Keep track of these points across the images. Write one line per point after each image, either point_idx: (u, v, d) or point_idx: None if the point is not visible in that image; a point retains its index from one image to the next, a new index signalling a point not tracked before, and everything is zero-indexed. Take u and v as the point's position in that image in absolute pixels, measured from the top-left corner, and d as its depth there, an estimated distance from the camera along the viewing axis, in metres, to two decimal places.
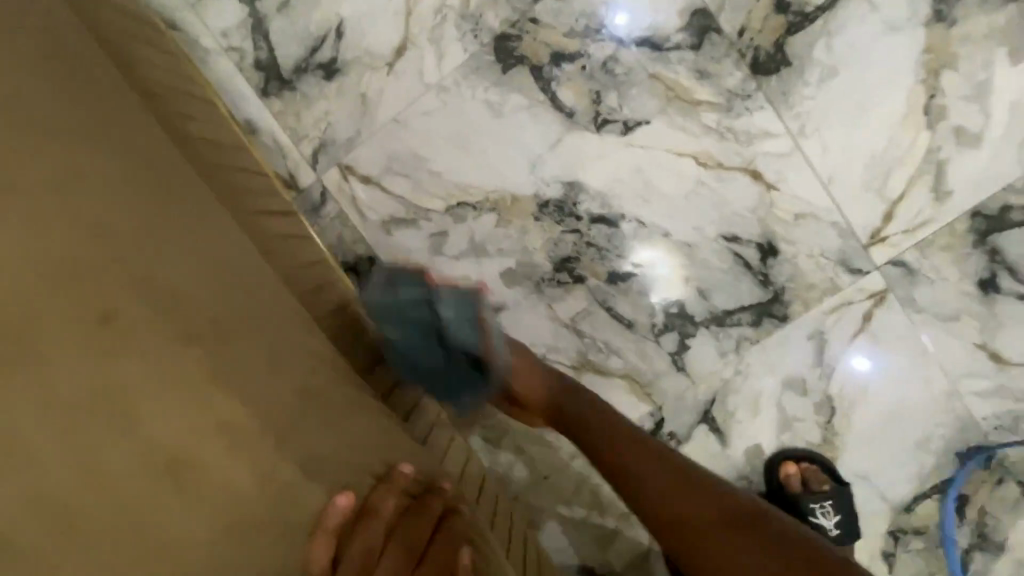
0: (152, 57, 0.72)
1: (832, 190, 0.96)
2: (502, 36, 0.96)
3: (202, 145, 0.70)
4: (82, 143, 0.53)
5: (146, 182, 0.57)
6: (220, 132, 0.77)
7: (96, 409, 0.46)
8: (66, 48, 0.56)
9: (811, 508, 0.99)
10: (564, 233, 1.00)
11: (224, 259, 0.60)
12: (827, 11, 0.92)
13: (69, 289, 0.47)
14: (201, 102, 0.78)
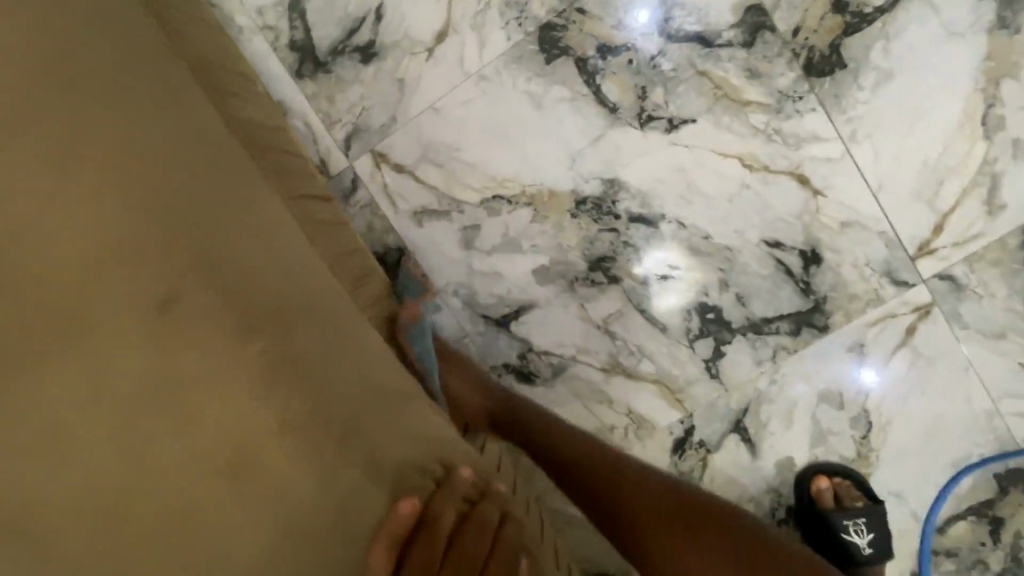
0: (197, 33, 0.70)
1: (881, 198, 0.93)
2: (547, 26, 0.93)
3: (248, 127, 0.68)
4: (128, 132, 0.53)
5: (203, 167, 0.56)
6: (266, 112, 0.75)
7: (144, 402, 0.49)
8: (128, 34, 0.57)
9: (843, 525, 0.95)
10: (601, 231, 0.97)
11: (271, 243, 0.58)
12: (887, 13, 0.88)
13: (119, 287, 0.49)
14: (245, 77, 0.75)
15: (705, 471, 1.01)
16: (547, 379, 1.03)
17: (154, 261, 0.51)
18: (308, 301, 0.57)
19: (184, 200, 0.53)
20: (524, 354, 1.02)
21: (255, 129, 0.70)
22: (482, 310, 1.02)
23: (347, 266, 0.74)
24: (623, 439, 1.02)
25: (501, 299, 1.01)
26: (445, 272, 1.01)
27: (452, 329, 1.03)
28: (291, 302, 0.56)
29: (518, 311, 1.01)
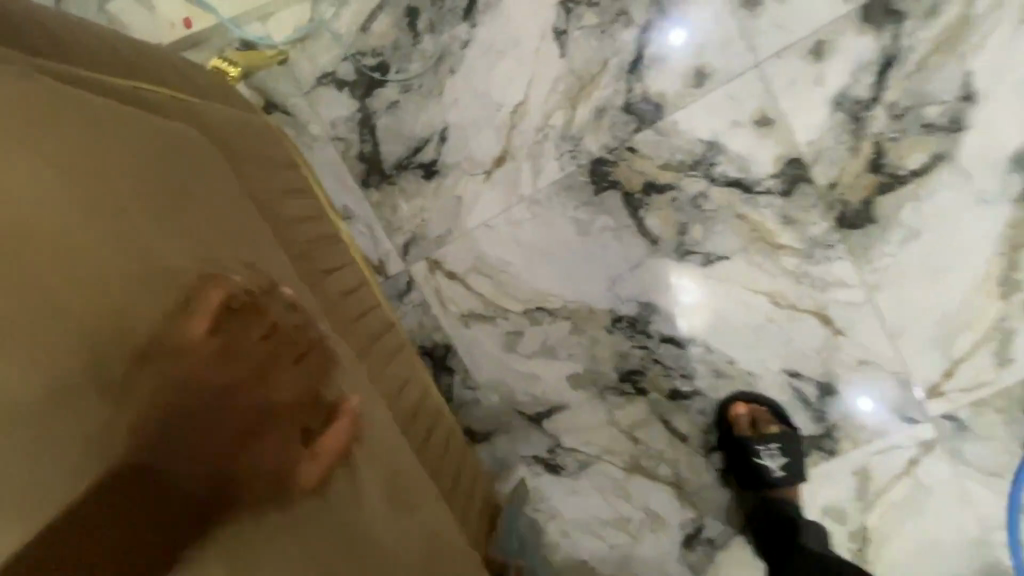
0: (155, 57, 0.68)
1: (898, 342, 1.00)
2: (599, 160, 1.00)
3: (214, 126, 0.64)
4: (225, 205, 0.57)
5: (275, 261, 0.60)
6: (262, 135, 0.75)
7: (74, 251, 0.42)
8: (240, 145, 0.67)
9: (758, 444, 1.00)
10: (633, 347, 1.06)
11: (215, 222, 0.54)
12: (920, 176, 0.94)
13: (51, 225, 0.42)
14: (245, 110, 0.77)
15: (711, 567, 1.08)
16: (571, 472, 1.11)
17: (101, 199, 0.45)
18: (266, 298, 0.54)
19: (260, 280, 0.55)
20: (553, 448, 1.11)
21: (225, 131, 0.66)
22: (519, 406, 1.10)
23: (347, 298, 0.74)
24: (637, 529, 1.09)
25: (537, 399, 1.10)
26: (488, 371, 1.10)
27: (487, 419, 1.11)
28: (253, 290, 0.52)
29: (551, 410, 1.10)
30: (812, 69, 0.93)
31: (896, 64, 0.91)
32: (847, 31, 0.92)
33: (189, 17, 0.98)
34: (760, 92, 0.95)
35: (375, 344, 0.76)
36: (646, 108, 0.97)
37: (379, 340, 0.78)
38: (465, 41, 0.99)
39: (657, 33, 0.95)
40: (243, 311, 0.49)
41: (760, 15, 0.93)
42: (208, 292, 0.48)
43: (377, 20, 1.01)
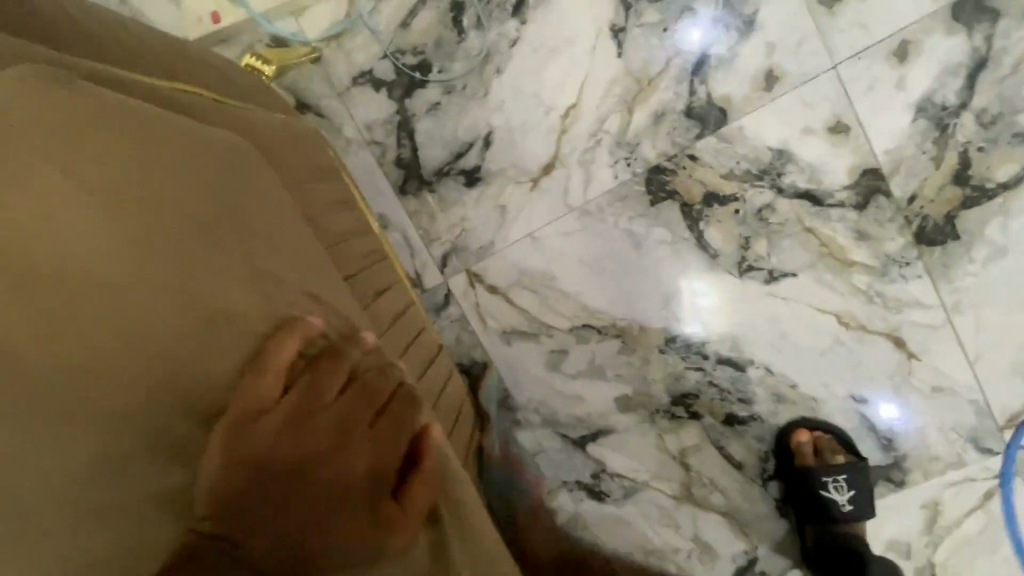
0: (197, 58, 0.62)
1: (978, 367, 0.92)
2: (656, 168, 0.93)
3: (262, 134, 0.58)
4: (280, 223, 0.49)
5: (335, 284, 0.52)
6: (306, 141, 0.68)
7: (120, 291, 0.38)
8: (287, 157, 0.60)
9: (825, 476, 0.92)
10: (687, 368, 0.97)
11: (273, 249, 0.47)
12: (1010, 189, 0.86)
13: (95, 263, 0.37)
14: (288, 118, 0.70)
15: None
16: (618, 499, 1.01)
17: (146, 230, 0.40)
18: (345, 343, 0.46)
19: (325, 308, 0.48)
20: (597, 473, 1.01)
21: (273, 141, 0.59)
22: (561, 428, 1.01)
23: (399, 324, 0.66)
24: (685, 561, 1.00)
25: (581, 421, 1.01)
26: (528, 390, 1.01)
27: (527, 443, 1.02)
28: (328, 334, 0.45)
29: (596, 433, 1.01)
30: (895, 73, 0.86)
31: (987, 68, 0.84)
32: (934, 30, 0.84)
33: (217, 12, 0.91)
34: (836, 97, 0.87)
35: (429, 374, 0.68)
36: (709, 112, 0.90)
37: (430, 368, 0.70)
38: (514, 39, 0.92)
39: (724, 32, 0.88)
40: (319, 360, 0.43)
41: (839, 13, 0.86)
42: (280, 341, 0.41)
43: (419, 16, 0.94)
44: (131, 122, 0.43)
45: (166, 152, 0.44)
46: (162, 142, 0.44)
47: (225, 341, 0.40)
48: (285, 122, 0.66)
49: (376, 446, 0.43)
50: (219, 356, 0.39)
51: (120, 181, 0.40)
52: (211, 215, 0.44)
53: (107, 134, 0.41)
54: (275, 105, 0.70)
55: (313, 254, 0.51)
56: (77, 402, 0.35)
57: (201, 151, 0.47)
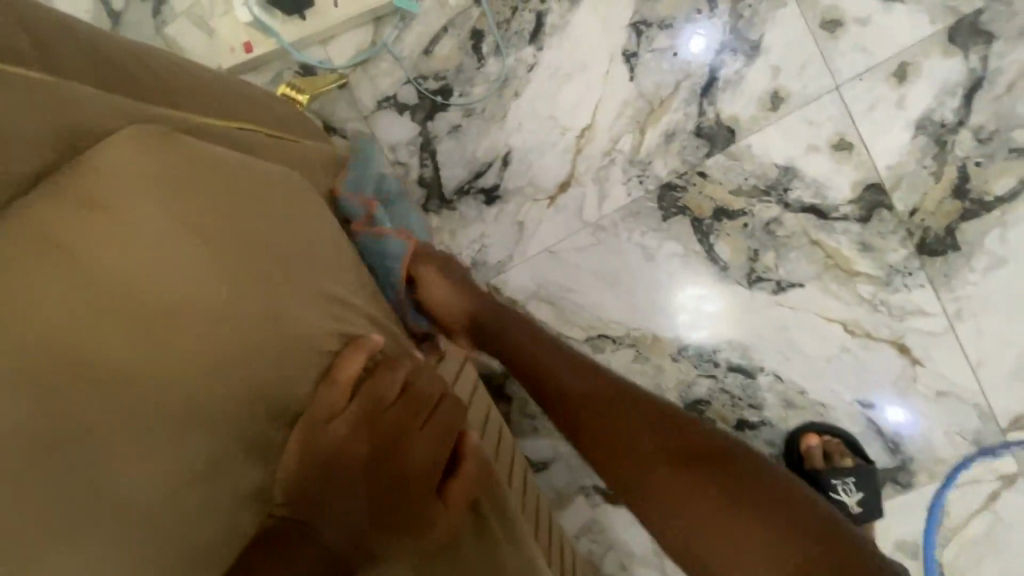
0: (245, 91, 0.65)
1: (979, 373, 0.96)
2: (667, 185, 0.97)
3: (306, 166, 0.65)
4: (333, 248, 0.55)
5: (379, 305, 0.58)
6: (343, 169, 0.74)
7: (213, 316, 0.42)
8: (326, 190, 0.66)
9: (834, 479, 0.95)
10: (700, 376, 1.01)
11: (331, 272, 0.52)
12: (1008, 202, 0.90)
13: (186, 292, 0.41)
14: (322, 143, 0.76)
15: None
16: None
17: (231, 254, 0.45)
18: (397, 357, 0.52)
19: (375, 328, 0.53)
20: None
21: (314, 172, 0.66)
22: None
23: None
24: None
25: None
26: None
27: (547, 449, 1.07)
28: (382, 347, 0.51)
29: None
30: (895, 92, 0.90)
31: (984, 87, 0.88)
32: (933, 52, 0.89)
33: (249, 41, 0.98)
34: (838, 115, 0.92)
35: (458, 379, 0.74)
36: (718, 132, 0.95)
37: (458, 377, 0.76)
38: (531, 64, 0.97)
39: (731, 55, 0.93)
40: (375, 371, 0.49)
41: (841, 37, 0.90)
42: (346, 356, 0.48)
43: (440, 43, 0.99)
44: (208, 158, 0.47)
45: (241, 186, 0.48)
46: (237, 177, 0.49)
47: (299, 357, 0.46)
48: (323, 152, 0.72)
49: (426, 448, 0.48)
50: (292, 369, 0.45)
51: (207, 215, 0.44)
52: (282, 244, 0.49)
53: (193, 171, 0.45)
54: (309, 130, 0.76)
55: (360, 278, 0.57)
56: (181, 408, 0.39)
57: (268, 184, 0.51)
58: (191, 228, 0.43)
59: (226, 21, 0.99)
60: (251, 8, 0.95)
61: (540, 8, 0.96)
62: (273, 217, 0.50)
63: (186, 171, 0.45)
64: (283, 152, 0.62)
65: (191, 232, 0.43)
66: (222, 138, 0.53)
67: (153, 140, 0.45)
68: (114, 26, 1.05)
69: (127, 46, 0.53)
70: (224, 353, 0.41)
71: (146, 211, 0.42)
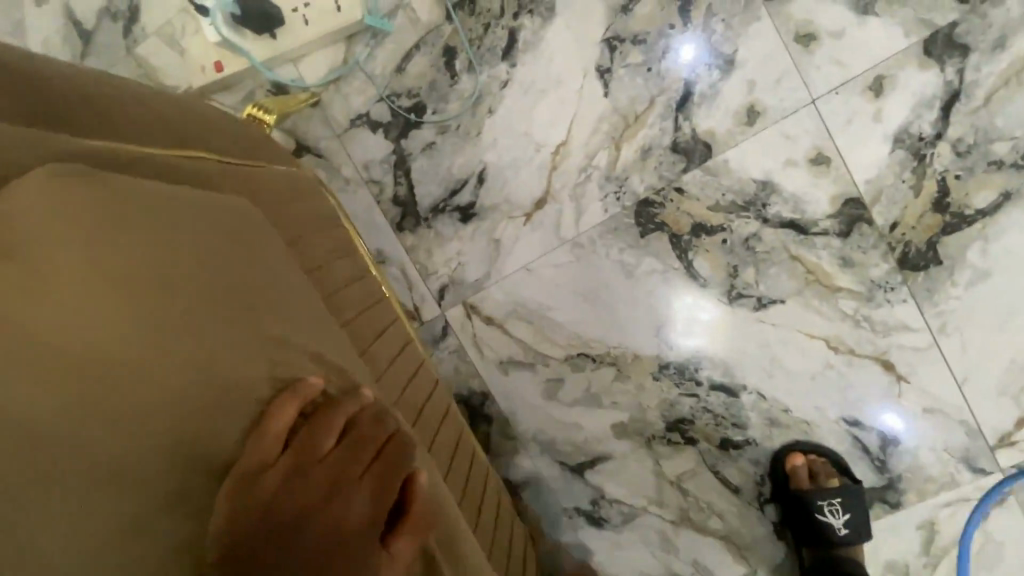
0: (192, 111, 0.62)
1: (965, 389, 0.94)
2: (645, 201, 0.96)
3: (261, 186, 0.62)
4: (279, 276, 0.52)
5: (334, 334, 0.54)
6: (303, 188, 0.71)
7: (125, 366, 0.39)
8: (285, 209, 0.63)
9: (820, 500, 0.93)
10: (681, 395, 0.99)
11: (269, 305, 0.48)
12: (989, 215, 0.89)
13: (96, 340, 0.39)
14: (279, 161, 0.73)
15: None
16: (617, 526, 1.02)
17: (149, 295, 0.42)
18: (343, 397, 0.47)
19: (325, 361, 0.49)
20: (596, 499, 1.03)
21: (268, 192, 0.62)
22: (559, 456, 1.03)
23: (396, 361, 0.69)
24: None
25: (578, 448, 1.02)
26: (526, 419, 1.03)
27: (528, 470, 1.04)
28: (325, 389, 0.46)
29: (594, 460, 1.02)
30: (872, 105, 0.89)
31: (961, 99, 0.87)
32: (908, 65, 0.88)
33: (220, 60, 0.97)
34: (815, 129, 0.90)
35: (426, 407, 0.71)
36: (694, 147, 0.93)
37: (426, 405, 0.72)
38: (505, 80, 0.96)
39: (706, 69, 0.92)
40: (316, 416, 0.45)
41: (816, 50, 0.89)
42: (284, 401, 0.44)
43: (412, 60, 0.98)
44: (130, 192, 0.45)
45: (169, 221, 0.46)
46: (163, 210, 0.46)
47: (228, 406, 0.42)
48: (284, 170, 0.69)
49: (369, 500, 0.44)
50: (223, 417, 0.42)
51: (126, 256, 0.42)
52: (208, 281, 0.45)
53: (112, 209, 0.43)
54: (271, 150, 0.73)
55: (312, 306, 0.53)
56: (91, 466, 0.38)
57: (200, 215, 0.48)
58: (107, 271, 0.40)
59: (198, 42, 1.00)
60: (219, 30, 0.92)
61: (513, 24, 0.95)
62: (203, 249, 0.47)
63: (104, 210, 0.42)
64: (235, 173, 0.59)
65: (107, 276, 0.40)
66: (155, 163, 0.51)
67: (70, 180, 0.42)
68: (86, 47, 1.05)
69: (61, 73, 0.51)
70: (144, 406, 0.39)
71: (60, 257, 0.40)
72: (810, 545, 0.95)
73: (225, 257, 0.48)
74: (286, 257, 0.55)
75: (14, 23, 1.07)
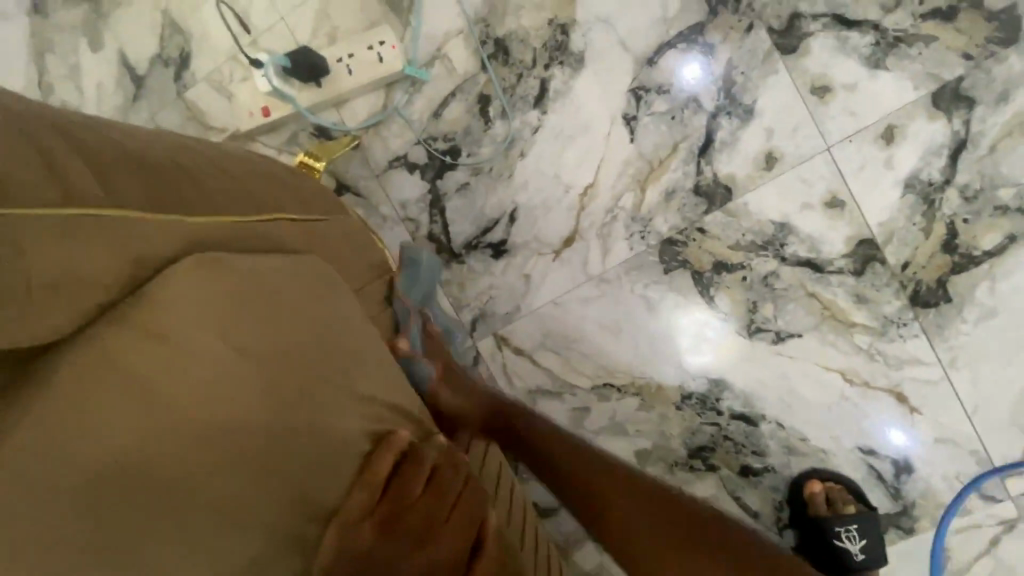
0: (275, 174, 0.69)
1: (975, 420, 0.98)
2: (668, 240, 1.01)
3: (331, 250, 0.69)
4: (358, 338, 0.59)
5: (402, 390, 0.61)
6: (362, 242, 0.78)
7: (251, 425, 0.45)
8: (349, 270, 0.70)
9: (838, 526, 0.95)
10: (703, 423, 1.03)
11: (356, 368, 0.56)
12: (995, 256, 0.94)
13: (227, 402, 0.45)
14: (335, 207, 0.77)
15: None
16: None
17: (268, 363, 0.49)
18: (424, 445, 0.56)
19: (396, 417, 0.57)
20: None
21: (338, 254, 0.70)
22: None
23: None
24: None
25: None
26: None
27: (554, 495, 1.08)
28: (410, 439, 0.55)
29: None
30: (883, 153, 0.95)
31: (967, 148, 0.93)
32: (917, 115, 0.93)
33: (267, 105, 1.03)
34: (831, 174, 0.96)
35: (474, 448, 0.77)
36: (716, 190, 0.99)
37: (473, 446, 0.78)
38: (536, 126, 1.02)
39: (726, 118, 0.97)
40: (405, 464, 0.53)
41: (831, 101, 0.95)
42: (378, 450, 0.52)
43: (449, 107, 1.04)
44: (243, 273, 0.52)
45: (273, 294, 0.53)
46: (270, 285, 0.53)
47: (340, 459, 0.49)
48: (346, 227, 0.76)
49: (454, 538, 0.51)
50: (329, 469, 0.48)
51: (243, 334, 0.49)
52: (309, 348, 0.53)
53: (233, 290, 0.50)
54: (334, 202, 0.80)
55: (384, 364, 0.61)
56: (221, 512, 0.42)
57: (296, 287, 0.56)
58: (235, 347, 0.47)
59: (246, 88, 1.06)
60: (270, 80, 1.00)
61: (544, 75, 1.01)
62: (302, 318, 0.54)
63: (227, 291, 0.49)
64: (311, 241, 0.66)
65: (230, 354, 0.47)
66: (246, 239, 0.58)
67: (195, 268, 0.49)
68: (137, 91, 1.11)
69: (155, 142, 0.56)
70: (270, 464, 0.45)
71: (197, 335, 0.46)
72: (827, 569, 0.98)
73: (324, 326, 0.56)
74: (361, 320, 0.62)
75: (69, 68, 1.13)
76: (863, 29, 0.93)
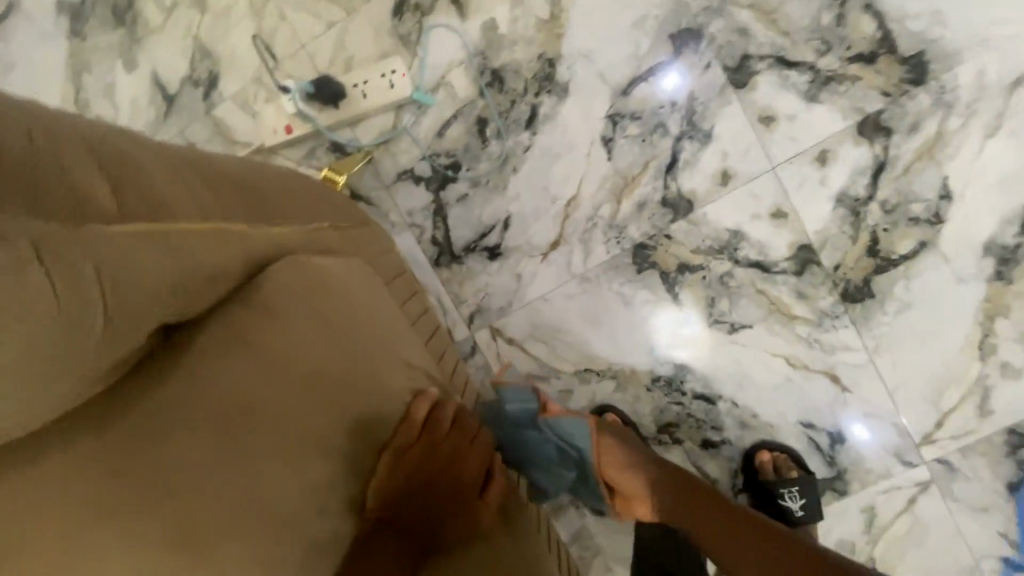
0: (322, 191, 0.87)
1: (895, 397, 1.17)
2: (640, 245, 1.18)
3: (368, 249, 0.87)
4: (393, 322, 0.78)
5: (425, 362, 0.80)
6: (388, 244, 0.96)
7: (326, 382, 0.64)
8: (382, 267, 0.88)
9: (782, 488, 1.13)
10: (670, 402, 1.20)
11: (394, 341, 0.75)
12: (909, 260, 1.13)
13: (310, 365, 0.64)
14: (357, 213, 0.94)
15: None
16: None
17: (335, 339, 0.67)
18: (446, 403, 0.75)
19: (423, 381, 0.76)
20: None
21: (374, 254, 0.88)
22: None
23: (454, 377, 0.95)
24: None
25: None
26: None
27: None
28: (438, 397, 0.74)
29: None
30: (819, 173, 1.13)
31: (886, 169, 1.11)
32: (845, 142, 1.11)
33: (290, 124, 1.17)
34: (776, 190, 1.14)
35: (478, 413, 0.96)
36: (680, 203, 1.16)
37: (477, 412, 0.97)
38: (527, 145, 1.17)
39: (689, 141, 1.15)
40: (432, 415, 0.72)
41: (775, 129, 1.13)
42: (412, 406, 0.71)
43: (451, 127, 1.19)
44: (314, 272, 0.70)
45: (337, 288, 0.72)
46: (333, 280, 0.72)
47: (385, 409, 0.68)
48: (377, 232, 0.94)
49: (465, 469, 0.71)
50: (375, 413, 0.67)
51: (318, 317, 0.67)
52: (361, 328, 0.71)
53: (309, 284, 0.68)
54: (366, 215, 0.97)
55: (412, 342, 0.80)
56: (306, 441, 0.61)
57: (349, 282, 0.74)
58: (309, 326, 0.66)
59: (270, 109, 1.20)
60: (296, 103, 1.15)
61: (534, 101, 1.17)
62: (356, 306, 0.73)
63: (305, 286, 0.68)
64: (354, 243, 0.84)
65: (311, 332, 0.66)
66: (314, 243, 0.76)
67: (280, 268, 0.67)
68: (168, 108, 1.24)
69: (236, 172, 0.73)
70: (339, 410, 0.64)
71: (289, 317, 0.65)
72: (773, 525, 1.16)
73: (370, 312, 0.74)
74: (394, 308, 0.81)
75: (104, 86, 1.25)
76: (801, 70, 1.11)
